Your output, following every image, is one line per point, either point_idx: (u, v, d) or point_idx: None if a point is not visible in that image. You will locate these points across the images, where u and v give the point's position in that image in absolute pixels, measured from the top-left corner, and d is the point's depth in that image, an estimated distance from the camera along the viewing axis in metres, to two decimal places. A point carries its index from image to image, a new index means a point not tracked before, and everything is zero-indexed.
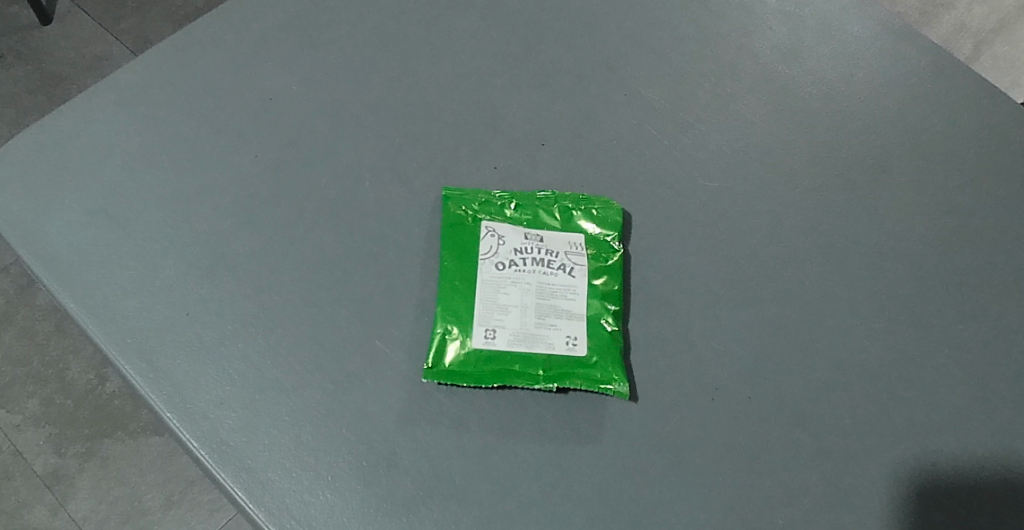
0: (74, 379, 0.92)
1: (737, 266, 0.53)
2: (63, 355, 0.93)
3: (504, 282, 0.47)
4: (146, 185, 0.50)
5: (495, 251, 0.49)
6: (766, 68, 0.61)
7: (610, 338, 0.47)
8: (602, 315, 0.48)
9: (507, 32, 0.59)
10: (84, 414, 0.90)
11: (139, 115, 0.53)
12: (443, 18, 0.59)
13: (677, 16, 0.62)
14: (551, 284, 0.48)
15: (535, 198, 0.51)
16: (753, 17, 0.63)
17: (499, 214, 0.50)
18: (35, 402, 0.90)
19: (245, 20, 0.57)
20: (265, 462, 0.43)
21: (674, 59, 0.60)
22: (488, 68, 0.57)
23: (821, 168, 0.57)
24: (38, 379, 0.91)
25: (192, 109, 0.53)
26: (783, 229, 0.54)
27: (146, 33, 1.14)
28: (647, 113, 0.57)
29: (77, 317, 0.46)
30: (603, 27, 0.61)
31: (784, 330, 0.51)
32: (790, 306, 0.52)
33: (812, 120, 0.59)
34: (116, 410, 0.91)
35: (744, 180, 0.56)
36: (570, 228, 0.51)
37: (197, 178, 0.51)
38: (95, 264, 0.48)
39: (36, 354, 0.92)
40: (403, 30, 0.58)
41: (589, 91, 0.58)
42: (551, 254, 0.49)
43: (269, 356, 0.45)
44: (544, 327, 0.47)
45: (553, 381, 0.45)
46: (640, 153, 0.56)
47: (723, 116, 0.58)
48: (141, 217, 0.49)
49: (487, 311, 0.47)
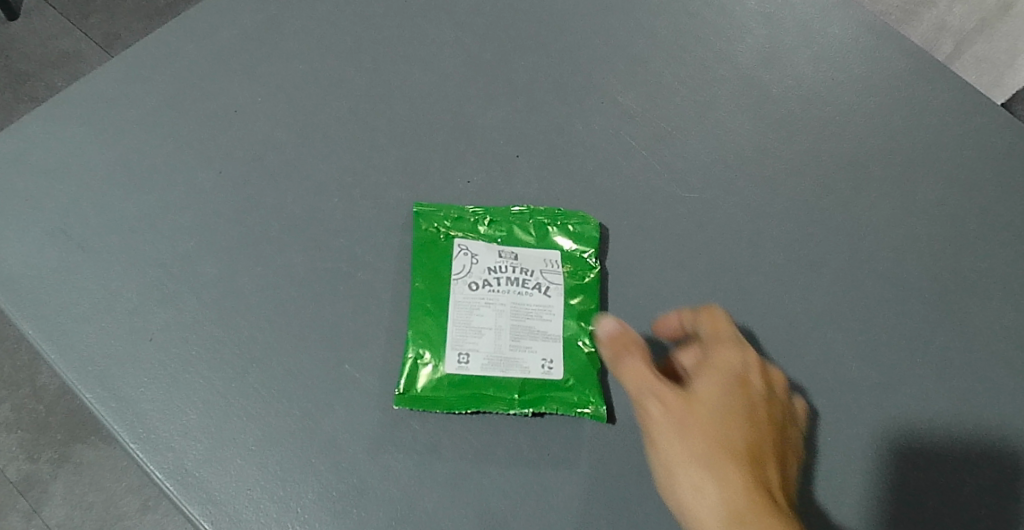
0: (46, 384, 0.90)
1: (715, 281, 0.52)
2: (34, 360, 0.90)
3: (477, 304, 0.47)
4: (107, 205, 0.49)
5: (468, 270, 0.48)
6: (744, 73, 0.60)
7: (587, 359, 0.47)
8: (577, 334, 0.48)
9: (481, 38, 0.58)
10: (57, 419, 0.88)
11: (100, 127, 0.51)
12: (415, 24, 0.58)
13: (656, 19, 0.61)
14: (525, 305, 0.48)
15: (509, 213, 0.51)
16: (731, 21, 0.62)
17: (472, 230, 0.50)
18: (5, 408, 0.88)
19: (210, 27, 0.55)
20: (232, 494, 0.42)
21: (652, 64, 0.59)
22: (462, 76, 0.56)
23: (800, 177, 0.56)
24: (9, 384, 0.89)
25: (156, 121, 0.52)
26: (762, 240, 0.54)
27: (115, 29, 1.10)
28: (625, 122, 0.56)
29: (36, 344, 0.45)
30: (581, 32, 0.60)
31: (761, 346, 0.50)
32: (768, 322, 0.51)
33: (791, 128, 0.58)
34: (89, 414, 0.89)
35: (723, 190, 0.55)
36: (545, 244, 0.50)
37: (160, 195, 0.49)
38: (56, 287, 0.46)
39: (6, 359, 0.90)
40: (374, 37, 0.57)
41: (566, 100, 0.56)
42: (526, 273, 0.49)
43: (236, 383, 0.44)
44: (519, 349, 0.46)
45: (527, 406, 0.45)
46: (618, 163, 0.55)
47: (702, 124, 0.57)
48: (103, 238, 0.48)
49: (460, 334, 0.46)
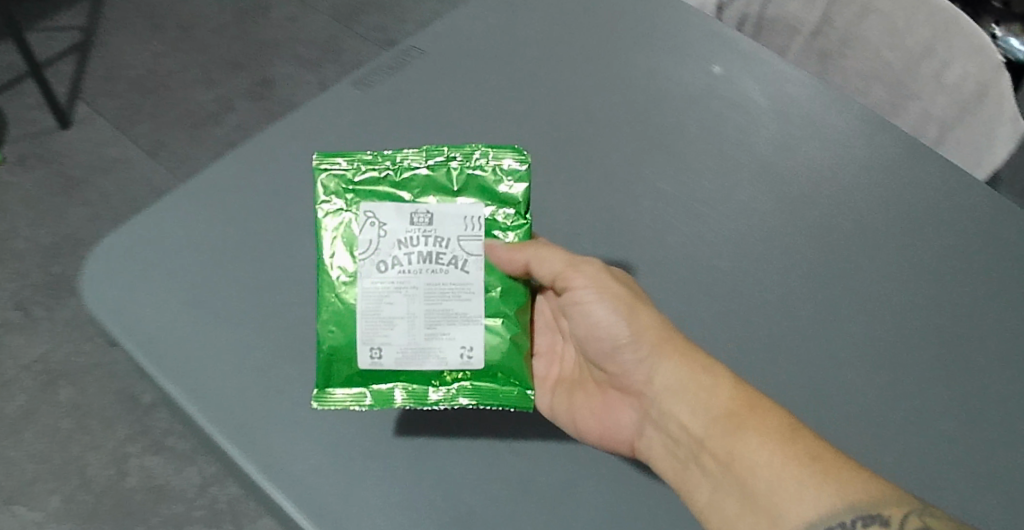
0: (94, 475, 1.08)
1: (749, 333, 0.60)
2: (82, 454, 1.09)
3: (388, 291, 0.53)
4: (241, 290, 0.60)
5: (376, 243, 0.53)
6: (762, 158, 0.71)
7: (506, 344, 0.55)
8: (499, 313, 0.55)
9: (544, 139, 0.71)
10: (104, 508, 1.05)
11: (234, 227, 0.64)
12: (477, 132, 0.71)
13: (683, 118, 0.74)
14: (440, 285, 0.53)
15: (419, 176, 0.55)
16: (747, 117, 0.74)
17: (380, 197, 0.55)
18: (59, 498, 1.06)
19: (331, 140, 0.69)
20: (360, 521, 0.51)
21: (683, 155, 0.71)
22: (530, 172, 0.69)
23: (816, 241, 0.66)
24: (60, 476, 1.08)
25: (281, 220, 0.65)
26: (787, 296, 0.62)
27: (161, 139, 1.31)
28: (664, 205, 0.67)
29: (185, 403, 0.55)
30: (621, 130, 0.73)
31: (793, 385, 0.58)
32: (796, 365, 0.59)
33: (805, 200, 0.68)
34: (135, 503, 1.06)
35: (748, 257, 0.64)
36: (460, 202, 0.55)
37: (284, 280, 0.61)
38: (200, 357, 0.57)
39: (59, 451, 1.09)
40: (458, 142, 0.70)
41: (614, 186, 0.68)
42: (442, 246, 0.53)
43: (362, 430, 0.55)
44: (435, 336, 0.53)
45: (452, 399, 0.54)
46: (661, 238, 0.65)
47: (728, 202, 0.68)
48: (240, 316, 0.59)
49: (372, 327, 0.52)
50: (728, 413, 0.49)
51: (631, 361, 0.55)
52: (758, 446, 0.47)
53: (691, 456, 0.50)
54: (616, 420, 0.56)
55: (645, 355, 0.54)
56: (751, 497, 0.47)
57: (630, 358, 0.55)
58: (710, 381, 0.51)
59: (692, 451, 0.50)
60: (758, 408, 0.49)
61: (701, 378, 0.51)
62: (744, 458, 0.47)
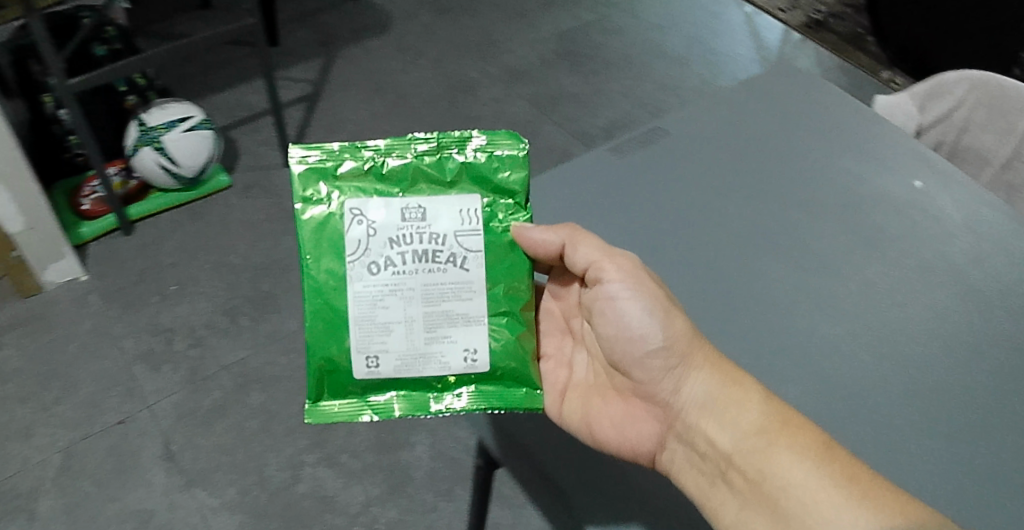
0: (270, 475, 1.18)
1: (947, 413, 0.68)
2: (263, 454, 1.20)
3: (383, 295, 0.64)
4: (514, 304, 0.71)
5: (366, 244, 0.64)
6: (955, 268, 0.81)
7: (512, 341, 0.67)
8: (505, 308, 0.67)
9: (764, 218, 0.84)
10: (273, 509, 1.15)
11: None
12: (706, 205, 0.85)
13: (886, 221, 0.85)
14: (436, 289, 0.64)
15: (400, 166, 0.66)
16: (945, 232, 0.84)
17: (365, 195, 0.65)
18: (236, 491, 1.17)
19: (586, 194, 0.85)
20: None
21: (887, 252, 0.82)
22: (750, 244, 0.81)
23: (1008, 349, 0.74)
24: (240, 470, 1.18)
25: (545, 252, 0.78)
26: (980, 389, 0.70)
27: None
28: (866, 293, 0.77)
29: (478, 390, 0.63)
30: (830, 224, 0.84)
31: (991, 467, 0.64)
32: (994, 450, 0.65)
33: (995, 311, 0.77)
34: (302, 508, 1.15)
35: (942, 350, 0.73)
36: (450, 197, 0.66)
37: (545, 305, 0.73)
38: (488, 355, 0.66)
39: (243, 446, 1.21)
40: (692, 212, 0.84)
41: (824, 268, 0.79)
42: (439, 246, 0.64)
43: None
44: (435, 338, 0.65)
45: (452, 401, 0.67)
46: (866, 319, 0.75)
47: (925, 300, 0.77)
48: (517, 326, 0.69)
49: (372, 332, 0.64)
50: (754, 429, 0.60)
51: (657, 369, 0.66)
52: (785, 460, 0.58)
53: (717, 472, 0.61)
54: (634, 427, 0.68)
55: (675, 365, 0.65)
56: (772, 504, 0.57)
57: (658, 364, 0.66)
58: (744, 397, 0.62)
59: (715, 460, 0.62)
60: (783, 428, 0.59)
61: (733, 392, 0.62)
62: (770, 468, 0.58)
